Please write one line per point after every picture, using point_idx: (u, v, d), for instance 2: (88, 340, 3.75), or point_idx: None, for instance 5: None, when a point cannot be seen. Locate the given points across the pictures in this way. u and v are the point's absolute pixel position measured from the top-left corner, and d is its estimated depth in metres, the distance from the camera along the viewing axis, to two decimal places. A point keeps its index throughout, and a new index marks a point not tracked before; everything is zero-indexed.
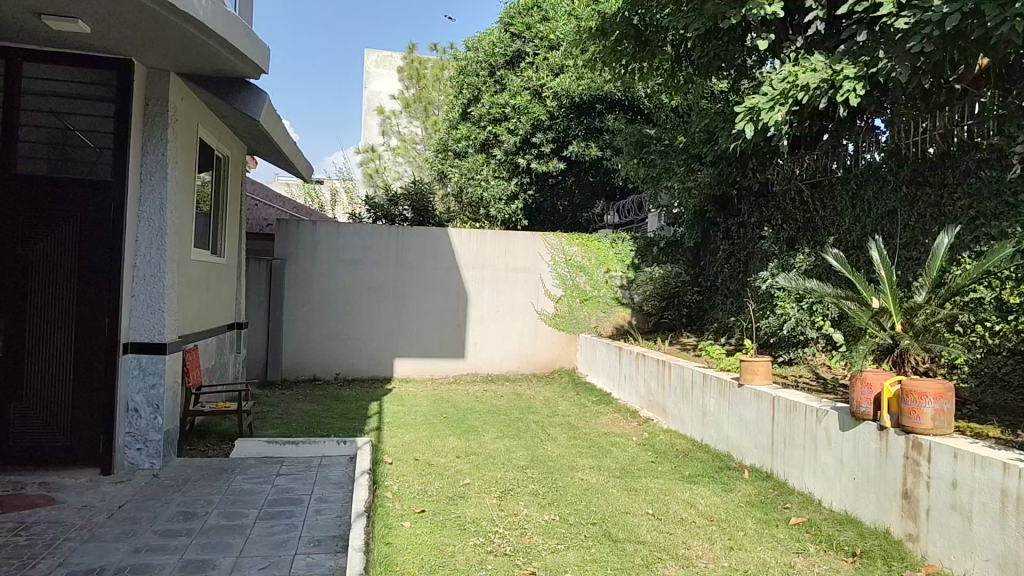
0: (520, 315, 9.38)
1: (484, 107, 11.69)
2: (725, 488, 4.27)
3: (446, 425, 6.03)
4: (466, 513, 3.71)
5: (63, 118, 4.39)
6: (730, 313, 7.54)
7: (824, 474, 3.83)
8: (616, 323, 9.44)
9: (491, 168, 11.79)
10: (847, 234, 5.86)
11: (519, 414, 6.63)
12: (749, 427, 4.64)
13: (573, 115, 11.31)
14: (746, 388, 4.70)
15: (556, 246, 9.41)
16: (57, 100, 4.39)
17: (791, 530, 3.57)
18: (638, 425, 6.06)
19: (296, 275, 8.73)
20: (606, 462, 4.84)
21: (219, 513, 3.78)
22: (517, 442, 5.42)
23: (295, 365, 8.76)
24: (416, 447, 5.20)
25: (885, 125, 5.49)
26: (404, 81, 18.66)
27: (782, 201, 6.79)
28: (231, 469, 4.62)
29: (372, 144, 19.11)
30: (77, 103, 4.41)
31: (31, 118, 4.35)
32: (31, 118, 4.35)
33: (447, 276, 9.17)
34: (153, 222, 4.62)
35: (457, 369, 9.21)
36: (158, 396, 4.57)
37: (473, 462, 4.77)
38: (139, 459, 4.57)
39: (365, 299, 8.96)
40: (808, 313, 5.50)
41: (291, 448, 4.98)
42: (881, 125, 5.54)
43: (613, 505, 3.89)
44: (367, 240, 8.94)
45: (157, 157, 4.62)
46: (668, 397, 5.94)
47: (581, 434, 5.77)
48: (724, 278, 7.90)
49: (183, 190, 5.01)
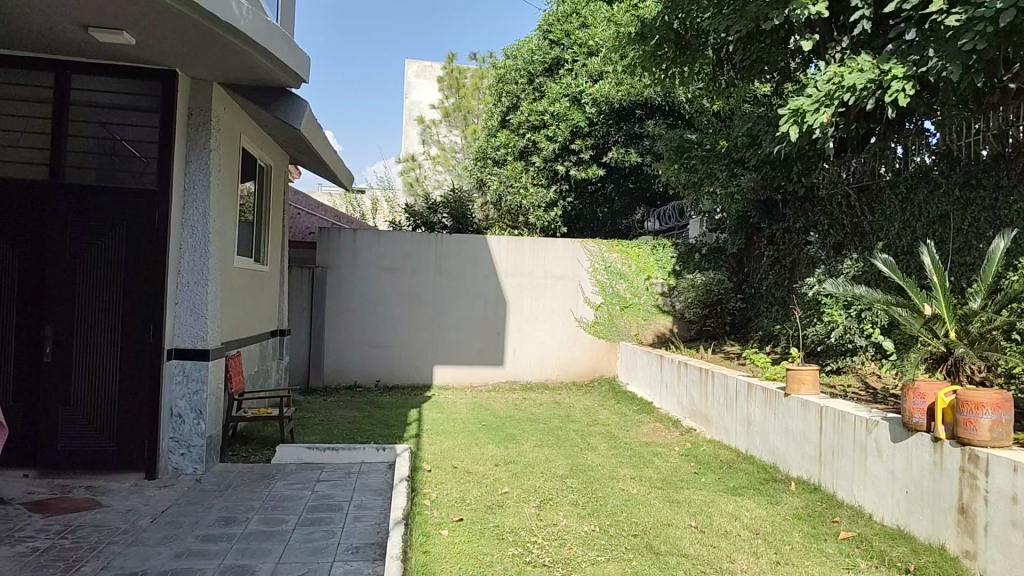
0: (560, 322, 9.33)
1: (523, 114, 11.69)
2: (771, 500, 4.15)
3: (485, 433, 6.01)
4: (505, 522, 3.67)
5: (112, 129, 4.49)
6: (775, 321, 7.38)
7: (874, 486, 3.70)
8: (656, 332, 9.27)
9: (530, 175, 11.75)
10: (897, 239, 5.68)
11: (558, 423, 6.57)
12: (795, 437, 4.52)
13: (612, 122, 11.26)
14: (792, 397, 4.57)
15: (596, 252, 9.35)
16: (106, 112, 4.50)
17: (840, 545, 3.45)
18: (680, 435, 5.96)
19: (338, 282, 8.82)
20: (647, 472, 4.76)
21: (259, 518, 3.80)
22: (557, 450, 5.37)
23: (336, 372, 8.83)
24: (455, 454, 5.18)
25: (935, 128, 5.36)
26: (444, 90, 18.79)
27: (828, 206, 6.64)
28: (272, 475, 4.65)
29: (412, 153, 19.26)
30: (125, 114, 4.52)
31: (80, 129, 4.46)
32: (81, 129, 4.46)
33: (486, 283, 9.16)
34: (196, 230, 4.69)
35: (496, 377, 9.19)
36: (201, 401, 4.65)
37: (512, 470, 4.73)
38: (183, 464, 4.64)
39: (405, 307, 9.00)
40: (857, 320, 5.35)
41: (331, 455, 5.00)
42: (932, 128, 5.42)
43: (654, 516, 3.81)
44: (407, 247, 8.99)
45: (200, 166, 4.71)
46: (711, 406, 5.83)
47: (621, 443, 5.70)
48: (769, 285, 7.74)
49: (226, 198, 5.09)
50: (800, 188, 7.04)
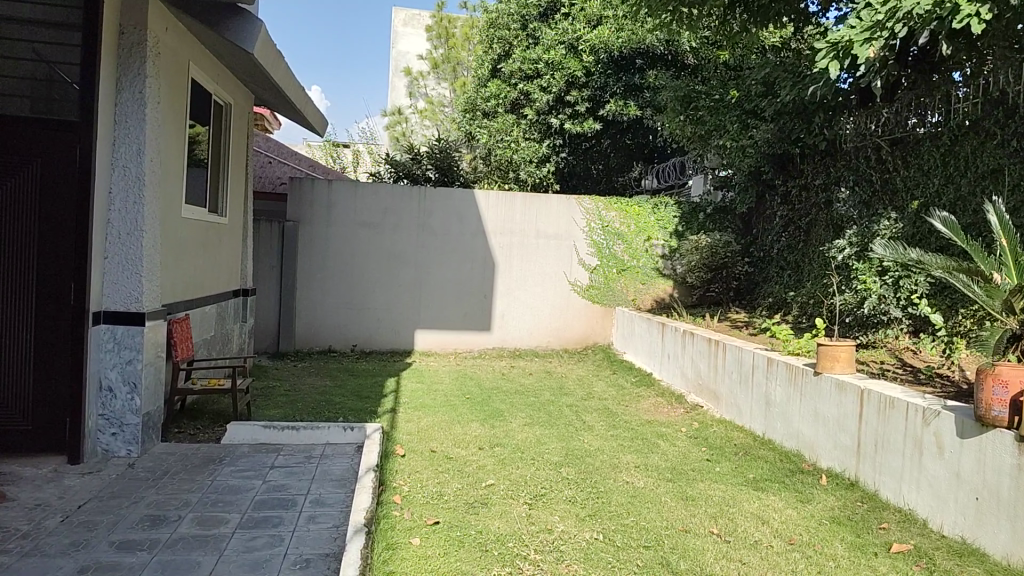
0: (552, 285, 8.67)
1: (515, 62, 10.89)
2: (800, 498, 3.55)
3: (468, 409, 5.36)
4: (490, 528, 3.03)
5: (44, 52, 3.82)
6: (789, 288, 6.78)
7: (930, 488, 3.11)
8: (656, 297, 8.69)
9: (522, 128, 11.03)
10: (936, 198, 5.01)
11: (550, 396, 5.94)
12: (826, 422, 3.90)
13: (611, 72, 10.39)
14: (824, 376, 3.94)
15: (592, 209, 8.64)
16: (39, 31, 3.85)
17: (895, 562, 2.84)
18: (686, 413, 5.35)
19: (310, 238, 8.08)
20: (653, 460, 4.14)
21: (193, 519, 3.16)
22: (549, 431, 4.73)
23: (308, 335, 8.16)
24: (433, 435, 4.53)
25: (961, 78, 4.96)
26: (433, 41, 17.79)
27: (854, 160, 5.97)
28: (219, 460, 3.99)
29: (398, 106, 18.31)
30: (52, 32, 3.81)
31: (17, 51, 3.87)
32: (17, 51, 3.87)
33: (473, 241, 8.46)
34: (129, 171, 3.95)
35: (482, 344, 8.57)
36: (135, 373, 3.94)
37: (498, 456, 4.09)
38: (114, 446, 3.96)
39: (385, 266, 8.30)
40: (893, 289, 4.76)
41: (290, 435, 4.34)
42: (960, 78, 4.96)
43: (666, 520, 3.19)
44: (387, 201, 8.24)
45: (133, 96, 3.94)
46: (721, 382, 5.21)
47: (620, 422, 5.07)
48: (780, 248, 7.11)
49: (168, 136, 4.33)
50: (822, 141, 6.30)
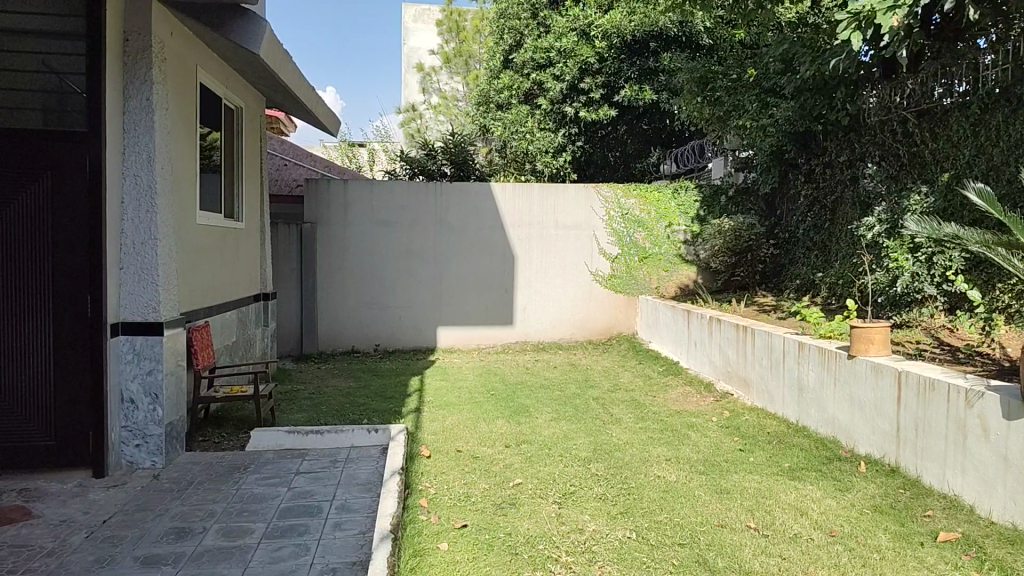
0: (573, 275, 8.56)
1: (527, 52, 10.76)
2: (839, 487, 3.43)
3: (493, 405, 5.29)
4: (519, 530, 2.95)
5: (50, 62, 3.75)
6: (817, 269, 6.62)
7: (977, 473, 2.97)
8: (679, 283, 8.54)
9: (536, 118, 10.86)
10: (968, 169, 4.84)
11: (576, 389, 5.86)
12: (863, 407, 3.77)
13: (625, 57, 10.30)
14: (858, 360, 3.81)
15: (610, 197, 8.51)
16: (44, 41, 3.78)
17: (944, 551, 2.71)
18: (716, 401, 5.23)
19: (328, 239, 8.05)
20: (684, 452, 4.03)
21: (218, 530, 3.11)
22: (576, 425, 4.64)
23: (331, 336, 8.14)
24: (459, 434, 4.45)
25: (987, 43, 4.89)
26: (443, 35, 17.69)
27: (879, 134, 5.79)
28: (243, 467, 3.95)
29: (412, 102, 18.23)
30: (57, 42, 3.74)
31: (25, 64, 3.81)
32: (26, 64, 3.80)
33: (491, 235, 8.37)
34: (140, 179, 3.91)
35: (506, 338, 8.49)
36: (155, 384, 3.91)
37: (525, 454, 4.01)
38: (138, 458, 3.94)
39: (404, 264, 8.24)
40: (927, 266, 4.61)
41: (314, 439, 4.29)
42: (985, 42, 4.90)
43: (701, 515, 3.09)
44: (404, 198, 8.18)
45: (140, 103, 3.89)
46: (751, 369, 5.08)
47: (649, 413, 4.96)
48: (806, 229, 6.95)
49: (178, 143, 4.28)
50: (844, 116, 6.12)
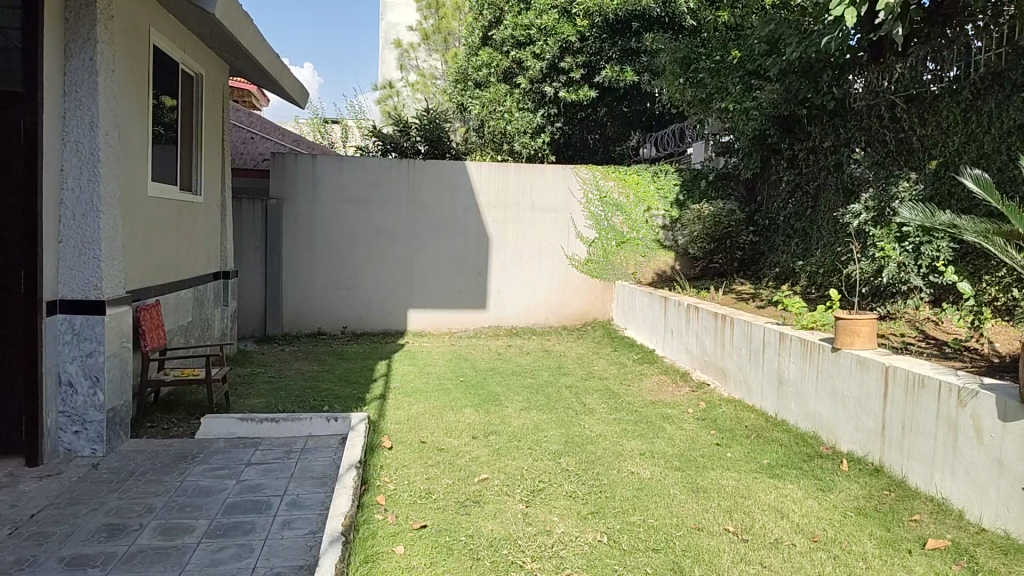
0: (548, 259, 8.33)
1: (506, 29, 10.38)
2: (821, 487, 3.26)
3: (462, 393, 5.06)
4: (482, 531, 2.74)
5: None
6: (798, 257, 6.46)
7: (967, 476, 2.81)
8: (657, 269, 8.33)
9: (515, 98, 10.57)
10: (956, 157, 4.68)
11: (548, 377, 5.64)
12: (846, 403, 3.61)
13: (606, 36, 10.03)
14: (843, 353, 3.64)
15: (589, 179, 8.30)
16: None
17: (933, 560, 2.55)
18: (692, 392, 5.06)
19: (295, 216, 7.74)
20: (659, 446, 3.84)
21: (155, 528, 2.87)
22: (547, 415, 4.43)
23: (297, 318, 7.87)
24: (423, 423, 4.22)
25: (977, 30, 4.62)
26: (422, 11, 17.24)
27: (866, 120, 5.61)
28: (191, 457, 3.69)
29: (389, 79, 17.78)
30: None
31: None
32: None
33: (465, 215, 8.12)
34: (82, 146, 3.59)
35: (478, 322, 8.27)
36: (96, 366, 3.63)
37: (493, 446, 3.79)
38: (77, 445, 3.66)
39: (374, 243, 7.97)
40: (914, 256, 4.48)
41: (269, 427, 4.04)
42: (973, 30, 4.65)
43: (676, 516, 2.90)
44: (375, 176, 7.89)
45: (83, 63, 3.57)
46: (729, 359, 4.91)
47: (623, 403, 4.77)
48: (787, 216, 6.80)
49: (126, 107, 3.97)
50: (830, 101, 5.95)
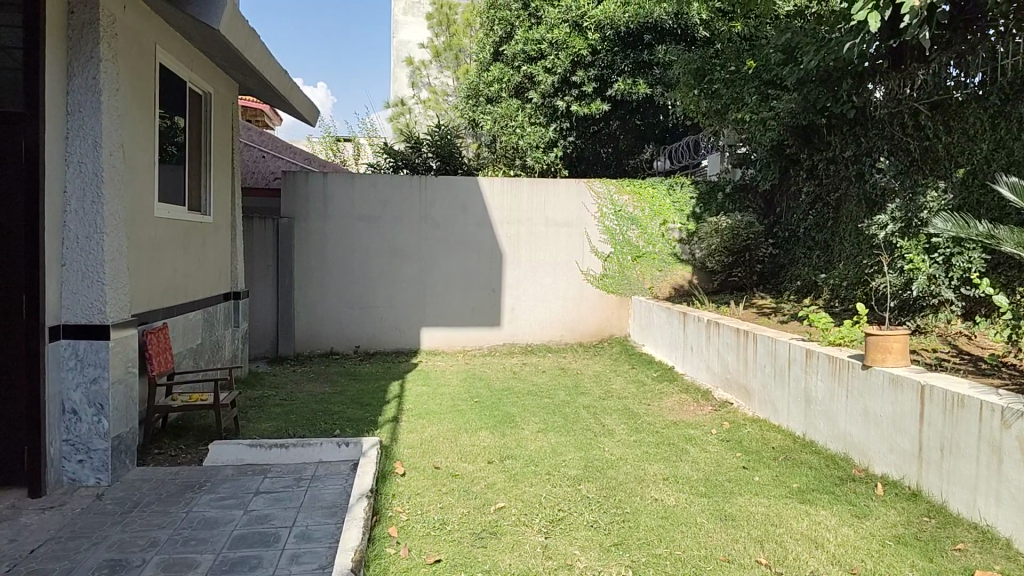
0: (563, 274, 8.20)
1: (517, 44, 10.33)
2: (856, 513, 3.09)
3: (477, 414, 4.93)
4: (499, 566, 2.59)
5: None
6: (820, 270, 6.30)
7: (1014, 502, 2.64)
8: (674, 284, 8.18)
9: (527, 113, 10.53)
10: (985, 165, 4.52)
11: (565, 397, 5.50)
12: (879, 423, 3.44)
13: (618, 49, 9.94)
14: (875, 370, 3.48)
15: (603, 193, 8.17)
16: None
17: None
18: (714, 410, 4.90)
19: (307, 234, 7.67)
20: (683, 469, 3.69)
21: (159, 563, 2.74)
22: (565, 438, 4.29)
23: (309, 338, 7.78)
24: (438, 447, 4.08)
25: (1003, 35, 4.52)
26: (433, 29, 17.25)
27: (888, 128, 5.45)
28: (198, 486, 3.57)
29: (401, 97, 17.78)
30: None
31: None
32: None
33: (478, 231, 8.01)
34: (85, 166, 3.51)
35: (492, 340, 8.14)
36: (100, 394, 3.53)
37: (510, 471, 3.66)
38: (81, 474, 3.56)
39: (386, 261, 7.87)
40: (945, 268, 4.34)
41: (278, 453, 3.92)
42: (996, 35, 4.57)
43: (704, 547, 2.74)
44: (386, 193, 7.80)
45: (85, 82, 3.50)
46: (752, 376, 4.75)
47: (643, 424, 4.61)
48: (808, 227, 6.65)
49: (130, 127, 3.90)
50: (850, 109, 5.82)
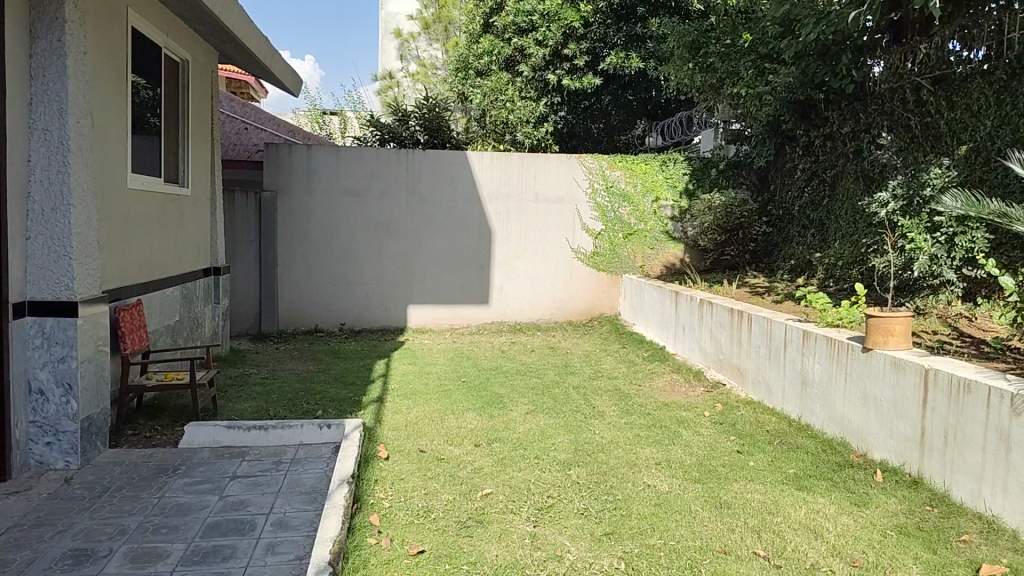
0: (553, 252, 8.05)
1: (508, 15, 10.09)
2: (855, 501, 2.99)
3: (464, 395, 4.79)
4: (486, 558, 2.47)
5: None
6: (815, 249, 6.18)
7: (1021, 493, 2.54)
8: (665, 262, 8.05)
9: (517, 87, 10.29)
10: (988, 141, 4.39)
11: (555, 376, 5.38)
12: (879, 407, 3.34)
13: (611, 21, 9.72)
14: (875, 353, 3.37)
15: (595, 168, 8.00)
16: None
17: None
18: (707, 392, 4.79)
19: (290, 208, 7.47)
20: (677, 454, 3.57)
21: (127, 553, 2.60)
22: (555, 420, 4.17)
23: (293, 314, 7.61)
24: (423, 429, 3.95)
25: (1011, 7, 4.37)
26: (422, 0, 16.88)
27: (888, 103, 5.30)
28: (172, 470, 3.43)
29: (390, 69, 17.45)
30: None
31: None
32: None
33: (467, 207, 7.84)
34: (50, 135, 3.31)
35: (480, 318, 8.00)
36: (69, 373, 3.36)
37: (497, 455, 3.53)
38: (49, 457, 3.40)
39: (373, 236, 7.69)
40: (947, 248, 4.27)
41: (257, 436, 3.78)
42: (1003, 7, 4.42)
43: (700, 538, 2.63)
44: (373, 166, 7.60)
45: (50, 45, 3.28)
46: (747, 357, 4.64)
47: (635, 405, 4.50)
48: (803, 205, 6.52)
49: (99, 93, 3.69)
50: (849, 84, 5.64)
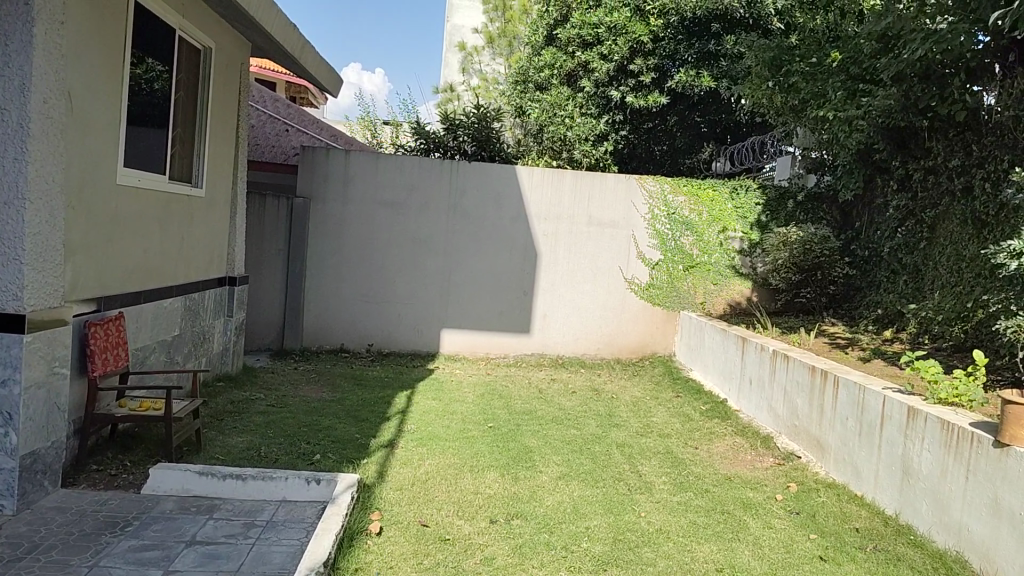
0: (604, 281, 7.34)
1: (572, 27, 9.39)
2: None
3: (488, 446, 4.10)
4: None
5: None
6: (907, 299, 5.34)
7: None
8: (729, 299, 7.26)
9: (577, 102, 9.59)
10: None
11: (597, 429, 4.65)
12: (1014, 525, 2.54)
13: (682, 38, 9.02)
14: (1014, 452, 2.56)
15: (656, 191, 7.28)
16: None
17: None
18: (778, 465, 4.02)
19: (323, 218, 6.94)
20: (743, 557, 2.82)
21: None
22: (593, 492, 3.45)
23: (319, 332, 7.07)
24: (432, 493, 3.28)
25: None
26: (489, 13, 16.38)
27: (1011, 135, 4.47)
28: (122, 526, 2.83)
29: (451, 82, 16.98)
30: None
31: None
32: None
33: (512, 227, 7.19)
34: (9, 115, 2.76)
35: (520, 348, 7.33)
36: (9, 401, 2.79)
37: (516, 540, 2.83)
38: None
39: (409, 252, 7.11)
40: None
41: (233, 486, 3.17)
42: None
43: None
44: (414, 177, 7.03)
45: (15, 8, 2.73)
46: (829, 429, 3.85)
47: (689, 477, 3.75)
48: (894, 247, 5.69)
49: (81, 71, 3.15)
50: (960, 112, 4.81)
